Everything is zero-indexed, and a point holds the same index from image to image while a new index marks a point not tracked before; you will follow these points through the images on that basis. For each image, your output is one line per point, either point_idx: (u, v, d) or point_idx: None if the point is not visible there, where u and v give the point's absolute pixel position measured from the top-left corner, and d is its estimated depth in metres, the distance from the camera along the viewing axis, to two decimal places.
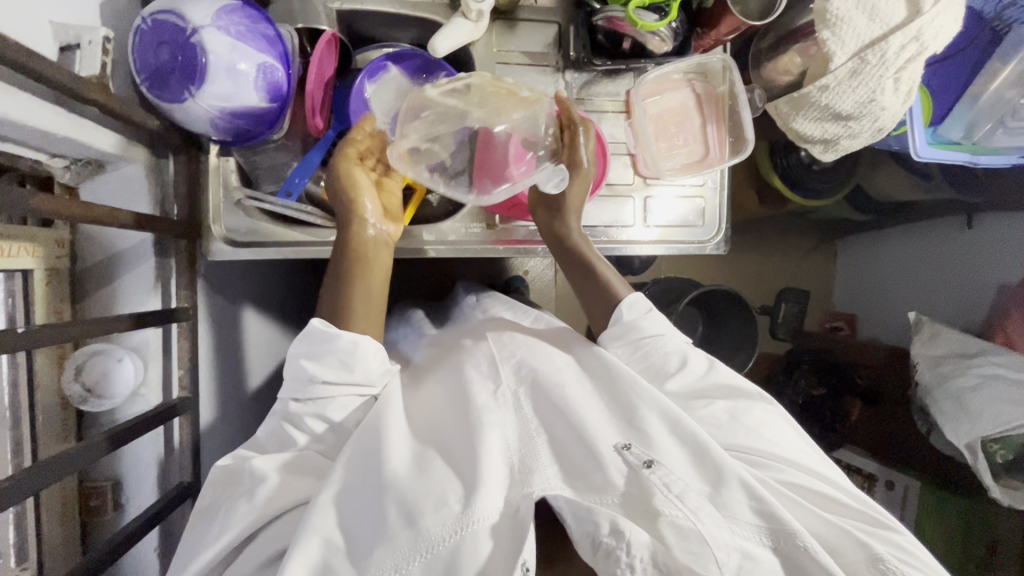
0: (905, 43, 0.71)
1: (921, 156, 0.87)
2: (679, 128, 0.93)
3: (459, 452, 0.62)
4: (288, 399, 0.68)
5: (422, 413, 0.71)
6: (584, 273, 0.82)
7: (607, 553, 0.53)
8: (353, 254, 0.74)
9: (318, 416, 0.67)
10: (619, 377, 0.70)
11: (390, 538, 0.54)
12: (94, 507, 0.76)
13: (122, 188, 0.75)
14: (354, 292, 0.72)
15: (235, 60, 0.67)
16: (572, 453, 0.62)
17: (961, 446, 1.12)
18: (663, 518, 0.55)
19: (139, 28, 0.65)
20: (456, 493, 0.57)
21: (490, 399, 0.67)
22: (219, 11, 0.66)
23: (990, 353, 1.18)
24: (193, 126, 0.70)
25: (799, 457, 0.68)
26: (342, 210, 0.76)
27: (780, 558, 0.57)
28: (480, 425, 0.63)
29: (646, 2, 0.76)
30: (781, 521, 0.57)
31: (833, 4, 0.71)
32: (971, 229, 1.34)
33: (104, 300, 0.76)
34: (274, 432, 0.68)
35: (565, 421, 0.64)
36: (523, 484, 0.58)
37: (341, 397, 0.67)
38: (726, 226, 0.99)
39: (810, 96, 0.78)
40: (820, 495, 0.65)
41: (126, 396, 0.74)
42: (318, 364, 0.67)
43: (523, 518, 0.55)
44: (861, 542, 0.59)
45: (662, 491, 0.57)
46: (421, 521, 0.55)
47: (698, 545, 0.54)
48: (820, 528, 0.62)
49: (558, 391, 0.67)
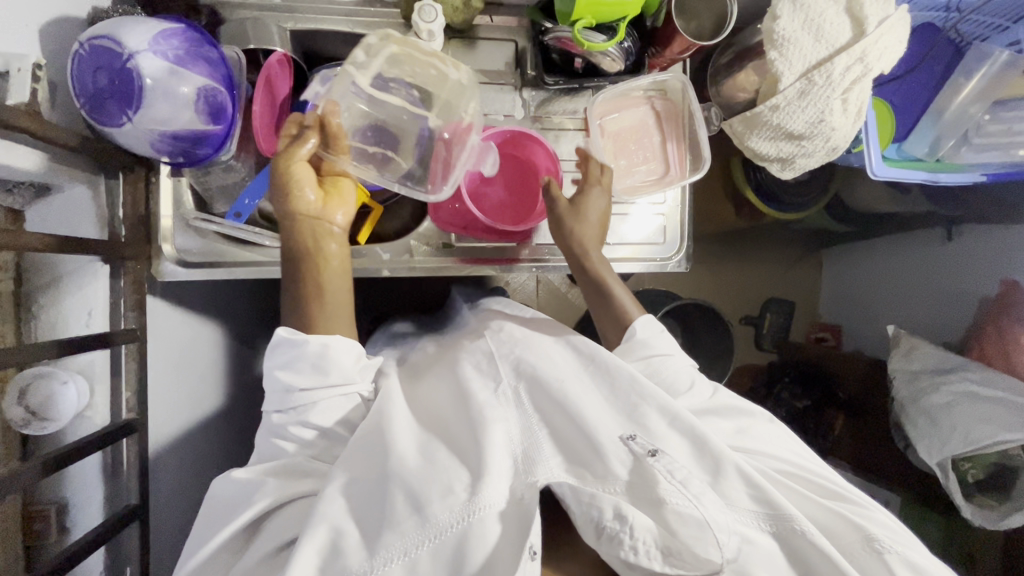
0: (850, 64, 0.71)
1: (878, 175, 0.85)
2: (637, 145, 0.93)
3: (464, 439, 0.62)
4: (272, 412, 0.68)
5: (422, 408, 0.70)
6: (597, 289, 0.81)
7: (610, 537, 0.55)
8: (301, 252, 0.73)
9: (302, 425, 0.67)
10: (617, 374, 0.68)
11: (397, 525, 0.55)
12: (38, 531, 0.73)
13: (67, 211, 0.73)
14: (326, 294, 0.72)
15: (173, 83, 0.67)
16: (574, 444, 0.61)
17: (932, 464, 1.10)
18: (668, 506, 0.54)
19: (74, 53, 0.63)
20: (462, 481, 0.57)
21: (491, 395, 0.67)
22: (158, 35, 0.66)
23: (966, 369, 1.15)
24: (133, 148, 0.70)
25: (797, 453, 0.70)
26: (282, 214, 0.74)
27: (778, 543, 0.58)
28: (483, 421, 0.62)
29: (593, 23, 0.76)
30: (779, 507, 0.59)
31: (779, 24, 0.71)
32: (952, 241, 1.31)
33: (48, 324, 0.73)
34: (265, 445, 0.68)
35: (566, 413, 0.63)
36: (526, 473, 0.59)
37: (323, 401, 0.67)
38: (688, 244, 0.98)
39: (762, 115, 0.77)
40: (817, 482, 0.66)
41: (71, 418, 0.74)
42: (293, 373, 0.67)
43: (528, 504, 0.56)
44: (856, 525, 0.61)
45: (665, 477, 0.57)
46: (427, 508, 0.56)
47: (700, 530, 0.54)
48: (816, 514, 0.63)
49: (556, 386, 0.66)
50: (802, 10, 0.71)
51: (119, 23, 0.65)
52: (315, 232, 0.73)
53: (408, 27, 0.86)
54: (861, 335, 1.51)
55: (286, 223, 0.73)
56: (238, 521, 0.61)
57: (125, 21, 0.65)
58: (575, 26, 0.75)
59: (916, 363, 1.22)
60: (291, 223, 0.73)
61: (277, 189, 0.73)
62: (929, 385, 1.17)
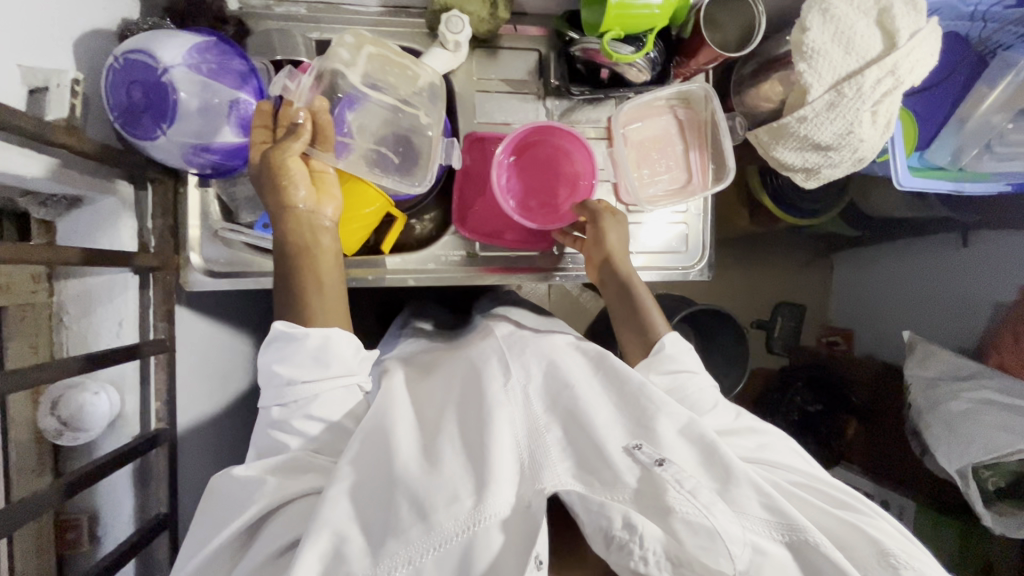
0: (882, 77, 0.71)
1: (905, 185, 0.85)
2: (661, 154, 0.93)
3: (473, 442, 0.61)
4: (270, 407, 0.66)
5: (428, 412, 0.69)
6: (629, 307, 0.82)
7: (619, 546, 0.53)
8: (292, 250, 0.70)
9: (299, 422, 0.65)
10: (626, 382, 0.68)
11: (403, 532, 0.54)
12: (69, 540, 0.76)
13: (98, 221, 0.74)
14: (309, 290, 0.69)
15: (207, 97, 0.68)
16: (581, 450, 0.60)
17: (952, 472, 1.09)
18: (675, 514, 0.53)
19: (110, 66, 0.65)
20: (469, 489, 0.56)
21: (502, 394, 0.67)
22: (192, 48, 0.67)
23: (982, 377, 1.15)
24: (169, 163, 0.70)
25: (807, 467, 0.70)
26: (274, 211, 0.70)
27: (791, 554, 0.56)
28: (491, 421, 0.62)
29: (622, 34, 0.76)
30: (792, 517, 0.57)
31: (809, 36, 0.71)
32: (967, 247, 1.31)
33: (78, 338, 0.76)
34: (262, 440, 0.66)
35: (575, 419, 0.63)
36: (534, 480, 0.57)
37: (325, 394, 0.66)
38: (710, 252, 0.98)
39: (789, 126, 0.77)
40: (830, 494, 0.66)
41: (102, 428, 0.75)
42: (291, 366, 0.65)
43: (536, 511, 0.55)
44: (871, 537, 0.59)
45: (675, 487, 0.55)
46: (433, 515, 0.54)
47: (710, 540, 0.52)
48: (827, 524, 0.62)
49: (569, 392, 0.67)
50: (832, 22, 0.71)
51: (154, 37, 0.65)
52: (307, 228, 0.70)
53: (432, 36, 0.86)
54: (878, 341, 1.48)
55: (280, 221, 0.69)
56: (238, 523, 0.59)
57: (160, 36, 0.66)
58: (604, 38, 0.76)
59: (931, 369, 1.22)
60: (280, 220, 0.69)
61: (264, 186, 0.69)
62: (947, 393, 1.16)
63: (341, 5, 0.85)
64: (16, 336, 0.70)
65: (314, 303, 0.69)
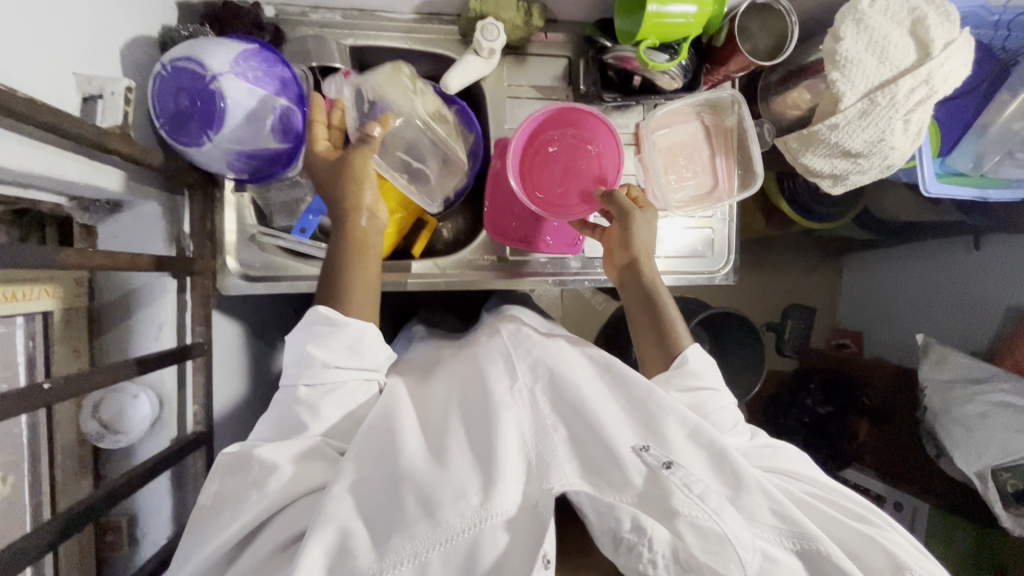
0: (916, 86, 0.72)
1: (930, 192, 0.90)
2: (688, 159, 0.93)
3: (480, 441, 0.58)
4: (296, 385, 0.64)
5: (431, 408, 0.66)
6: (647, 306, 0.78)
7: (628, 548, 0.51)
8: (348, 243, 0.70)
9: (323, 406, 0.63)
10: (632, 383, 0.65)
11: (408, 528, 0.51)
12: (109, 542, 0.77)
13: (140, 227, 0.76)
14: (350, 286, 0.68)
15: (253, 104, 0.69)
16: (587, 450, 0.58)
17: (971, 474, 1.08)
18: (680, 516, 0.51)
19: (159, 74, 0.67)
20: (475, 486, 0.54)
21: (509, 394, 0.64)
22: (239, 57, 0.67)
23: (997, 380, 1.12)
24: (209, 166, 0.72)
25: (818, 474, 0.68)
26: (337, 206, 0.71)
27: (801, 561, 0.54)
28: (497, 419, 0.60)
29: (657, 44, 0.78)
30: (803, 526, 0.55)
31: (843, 45, 0.72)
32: (978, 250, 1.29)
33: (119, 343, 0.77)
34: (283, 417, 0.64)
35: (582, 418, 0.60)
36: (541, 479, 0.55)
37: (350, 381, 0.65)
38: (735, 257, 0.99)
39: (820, 134, 0.79)
40: (846, 505, 0.63)
41: (142, 430, 0.76)
42: (327, 349, 0.64)
43: (544, 510, 0.52)
44: (888, 552, 0.57)
45: (681, 491, 0.53)
46: (438, 511, 0.52)
47: (720, 545, 0.50)
48: (842, 534, 0.60)
49: (575, 390, 0.63)
50: (866, 31, 0.72)
51: (202, 45, 0.67)
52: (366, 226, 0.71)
53: (465, 44, 0.87)
54: (883, 343, 1.50)
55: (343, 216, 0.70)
56: (238, 523, 0.56)
57: (209, 44, 0.67)
58: (640, 46, 0.77)
59: (947, 371, 1.20)
60: (342, 218, 0.70)
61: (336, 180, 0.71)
62: (963, 395, 1.14)
63: (375, 12, 0.85)
64: (60, 341, 0.71)
65: (352, 296, 0.68)
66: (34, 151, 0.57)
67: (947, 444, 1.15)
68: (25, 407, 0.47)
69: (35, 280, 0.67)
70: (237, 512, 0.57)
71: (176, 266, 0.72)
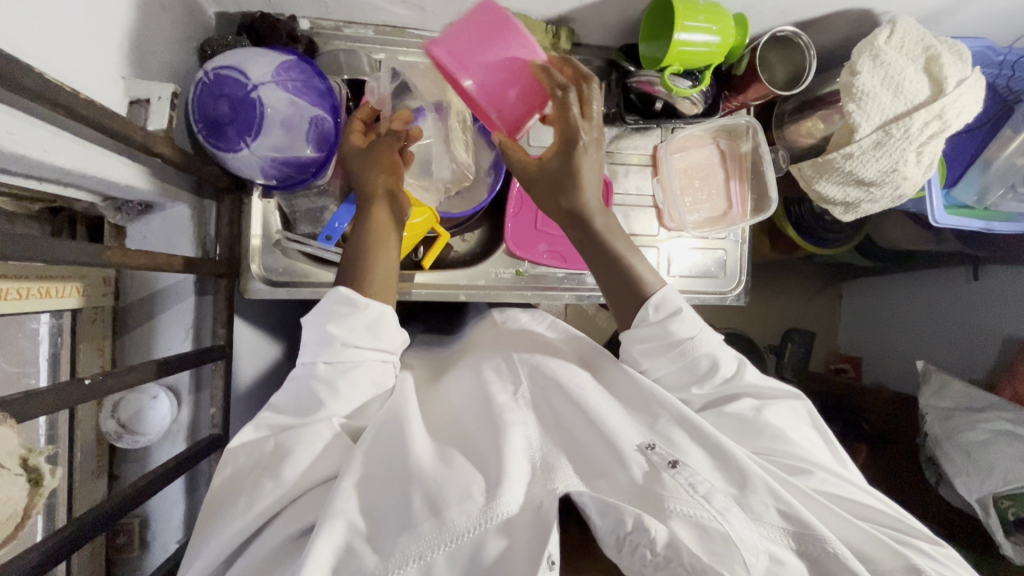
0: (928, 120, 0.78)
1: (938, 222, 0.94)
2: (703, 182, 0.96)
3: (483, 446, 0.55)
4: (314, 361, 0.61)
5: (440, 412, 0.64)
6: (604, 260, 0.68)
7: (632, 548, 0.46)
8: (372, 227, 0.70)
9: (341, 384, 0.60)
10: (635, 388, 0.63)
11: (413, 528, 0.47)
12: (121, 542, 0.78)
13: (168, 229, 0.77)
14: (373, 264, 0.68)
15: (290, 113, 0.73)
16: (590, 452, 0.54)
17: (971, 501, 1.02)
18: (675, 514, 0.48)
19: (201, 81, 0.70)
20: (481, 485, 0.50)
21: (511, 398, 0.60)
22: (279, 67, 0.72)
23: (999, 409, 1.06)
24: (244, 172, 0.74)
25: (829, 462, 0.62)
26: (365, 195, 0.72)
27: (808, 565, 0.49)
28: (503, 422, 0.56)
29: (681, 70, 0.81)
30: (811, 526, 0.50)
31: (860, 79, 0.77)
32: (977, 281, 1.25)
33: (145, 344, 0.79)
34: (300, 393, 0.60)
35: (587, 419, 0.57)
36: (545, 479, 0.51)
37: (368, 361, 0.62)
38: (747, 278, 1.00)
39: (835, 162, 0.83)
40: (858, 504, 0.58)
41: (160, 432, 0.76)
42: (345, 327, 0.61)
43: (548, 512, 0.48)
44: (896, 550, 0.52)
45: (686, 491, 0.49)
46: (444, 511, 0.48)
47: (723, 546, 0.46)
48: (852, 536, 0.54)
49: (577, 392, 0.60)
50: (882, 67, 0.77)
51: (244, 56, 0.71)
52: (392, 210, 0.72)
53: None
54: (886, 370, 1.44)
55: (370, 200, 0.72)
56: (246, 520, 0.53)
57: (249, 55, 0.71)
58: (665, 72, 0.80)
59: (949, 400, 1.13)
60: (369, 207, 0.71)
61: (366, 164, 0.73)
62: (964, 423, 1.08)
63: (405, 29, 0.88)
64: (84, 339, 0.73)
65: (359, 282, 0.66)
66: (83, 151, 0.58)
67: (948, 470, 1.08)
68: (69, 402, 0.48)
69: (66, 278, 0.69)
70: (258, 498, 0.54)
71: (206, 270, 0.73)
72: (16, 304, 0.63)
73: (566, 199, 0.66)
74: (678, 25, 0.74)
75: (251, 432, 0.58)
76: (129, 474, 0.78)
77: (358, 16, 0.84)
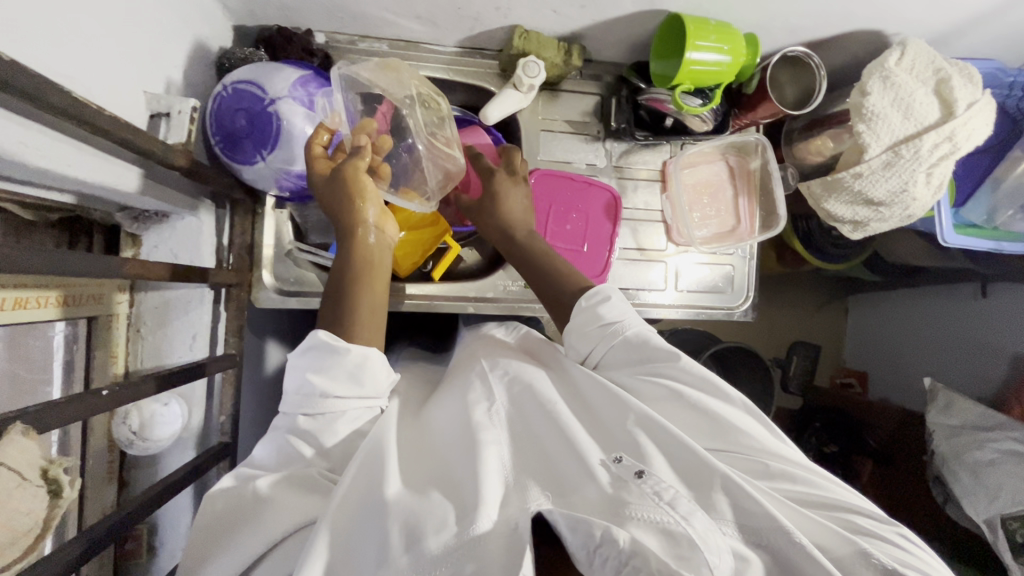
0: (939, 141, 0.78)
1: (948, 242, 0.94)
2: (711, 199, 0.97)
3: (459, 466, 0.55)
4: (295, 414, 0.60)
5: (412, 427, 0.64)
6: (526, 261, 0.78)
7: (602, 559, 0.46)
8: (358, 263, 0.68)
9: (325, 438, 0.59)
10: (604, 399, 0.62)
11: (389, 563, 0.47)
12: (130, 548, 0.79)
13: (182, 238, 0.77)
14: (360, 294, 0.66)
15: (305, 127, 0.74)
16: (561, 466, 0.54)
17: (979, 521, 1.01)
18: (635, 520, 0.47)
19: (220, 95, 0.73)
20: (454, 512, 0.50)
21: (486, 415, 0.60)
22: (296, 82, 0.74)
23: (1008, 429, 1.05)
24: (259, 184, 0.77)
25: (782, 447, 0.61)
26: (344, 231, 0.70)
27: (770, 560, 0.49)
28: (478, 441, 0.56)
29: (692, 89, 0.81)
30: (770, 518, 0.49)
31: (870, 100, 0.78)
32: (985, 298, 1.24)
33: (156, 351, 0.79)
34: (278, 445, 0.60)
35: (559, 436, 0.57)
36: (521, 498, 0.51)
37: (352, 410, 0.61)
38: (753, 294, 1.00)
39: (844, 181, 0.83)
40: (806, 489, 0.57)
41: (170, 439, 0.77)
42: (327, 377, 0.60)
43: (523, 532, 0.48)
44: (846, 535, 0.51)
45: (651, 499, 0.49)
46: (420, 542, 0.47)
47: (690, 550, 0.45)
48: (803, 524, 0.53)
49: (552, 407, 0.61)
50: (892, 88, 0.77)
51: (261, 71, 0.73)
52: (376, 245, 0.70)
53: (504, 77, 0.91)
54: (891, 385, 1.43)
55: (349, 237, 0.69)
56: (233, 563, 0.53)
57: (267, 69, 0.73)
58: (676, 91, 0.81)
59: (954, 418, 1.12)
60: (351, 245, 0.69)
61: (338, 197, 0.69)
62: (971, 441, 1.07)
63: (419, 43, 0.89)
64: (100, 346, 0.74)
65: (359, 298, 0.66)
66: (104, 163, 0.60)
67: (955, 489, 1.07)
68: (88, 412, 0.49)
69: (83, 286, 0.70)
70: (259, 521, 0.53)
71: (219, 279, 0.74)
72: (35, 313, 0.64)
73: (497, 208, 0.81)
74: (689, 44, 0.75)
75: (227, 479, 0.58)
76: (139, 481, 0.79)
77: (373, 31, 0.86)
